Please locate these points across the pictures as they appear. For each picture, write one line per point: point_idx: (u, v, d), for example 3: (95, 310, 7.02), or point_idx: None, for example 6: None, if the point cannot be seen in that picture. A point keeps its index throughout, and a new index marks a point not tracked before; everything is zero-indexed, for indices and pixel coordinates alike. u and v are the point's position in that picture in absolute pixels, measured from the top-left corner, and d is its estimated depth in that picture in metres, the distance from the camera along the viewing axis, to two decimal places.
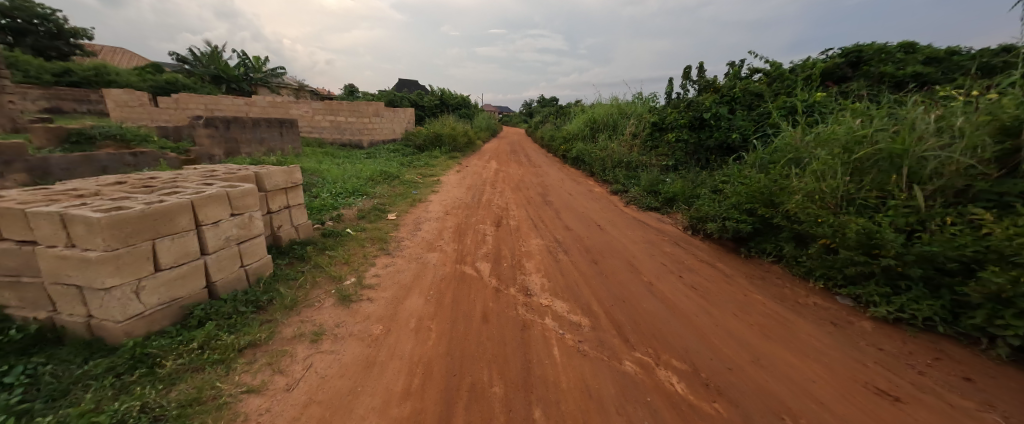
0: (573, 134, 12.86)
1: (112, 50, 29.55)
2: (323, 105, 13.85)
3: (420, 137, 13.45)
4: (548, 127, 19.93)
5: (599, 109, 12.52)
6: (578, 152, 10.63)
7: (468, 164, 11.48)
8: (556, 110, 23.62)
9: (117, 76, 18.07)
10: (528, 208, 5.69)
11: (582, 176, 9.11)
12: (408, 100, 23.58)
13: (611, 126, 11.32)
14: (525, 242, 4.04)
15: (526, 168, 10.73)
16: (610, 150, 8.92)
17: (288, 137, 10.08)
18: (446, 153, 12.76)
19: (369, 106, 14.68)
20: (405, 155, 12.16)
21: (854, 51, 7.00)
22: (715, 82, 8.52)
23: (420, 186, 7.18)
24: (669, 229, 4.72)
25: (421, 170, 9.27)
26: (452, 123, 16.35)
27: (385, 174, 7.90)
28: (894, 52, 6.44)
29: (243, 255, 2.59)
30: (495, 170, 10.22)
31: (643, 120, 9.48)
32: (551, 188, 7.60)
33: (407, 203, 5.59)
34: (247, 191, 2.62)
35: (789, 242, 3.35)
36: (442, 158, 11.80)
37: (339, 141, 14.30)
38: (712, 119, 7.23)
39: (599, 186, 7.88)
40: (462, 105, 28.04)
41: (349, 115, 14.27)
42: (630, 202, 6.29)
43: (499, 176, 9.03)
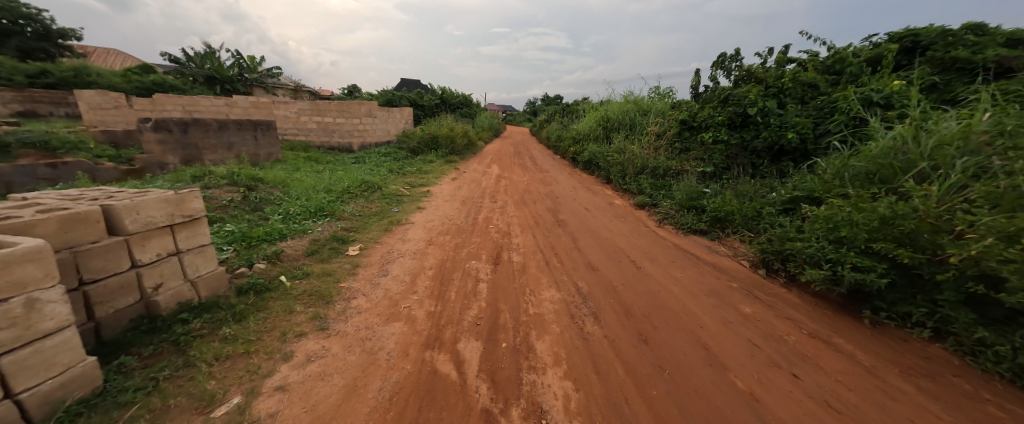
0: (584, 134, 11.55)
1: (108, 52, 29.03)
2: (309, 105, 12.70)
3: (414, 139, 12.25)
4: (554, 126, 18.61)
5: (614, 106, 11.18)
6: (591, 155, 9.35)
7: (467, 170, 10.24)
8: (562, 109, 22.28)
9: (99, 78, 17.17)
10: (536, 231, 4.45)
11: (597, 184, 7.83)
12: (406, 99, 22.44)
13: (628, 126, 10.01)
14: (535, 294, 2.81)
15: (532, 174, 9.46)
16: (632, 153, 7.64)
17: (262, 141, 8.92)
18: (443, 157, 11.55)
19: (361, 105, 13.50)
20: (398, 160, 10.96)
21: (907, 36, 5.65)
22: (756, 71, 7.20)
23: (404, 200, 5.97)
24: (730, 266, 3.46)
25: (410, 179, 8.04)
26: (451, 123, 15.14)
27: (366, 186, 6.71)
28: (963, 35, 5.11)
29: (8, 378, 1.38)
30: (498, 177, 8.97)
31: (669, 117, 8.17)
32: (563, 200, 6.35)
33: (381, 228, 4.36)
34: (17, 257, 1.40)
35: (967, 313, 2.07)
36: (438, 163, 10.59)
37: (328, 144, 13.16)
38: (759, 115, 5.96)
39: (620, 196, 6.62)
40: (463, 104, 26.80)
41: (339, 115, 13.12)
42: (663, 220, 5.02)
43: (502, 185, 7.77)
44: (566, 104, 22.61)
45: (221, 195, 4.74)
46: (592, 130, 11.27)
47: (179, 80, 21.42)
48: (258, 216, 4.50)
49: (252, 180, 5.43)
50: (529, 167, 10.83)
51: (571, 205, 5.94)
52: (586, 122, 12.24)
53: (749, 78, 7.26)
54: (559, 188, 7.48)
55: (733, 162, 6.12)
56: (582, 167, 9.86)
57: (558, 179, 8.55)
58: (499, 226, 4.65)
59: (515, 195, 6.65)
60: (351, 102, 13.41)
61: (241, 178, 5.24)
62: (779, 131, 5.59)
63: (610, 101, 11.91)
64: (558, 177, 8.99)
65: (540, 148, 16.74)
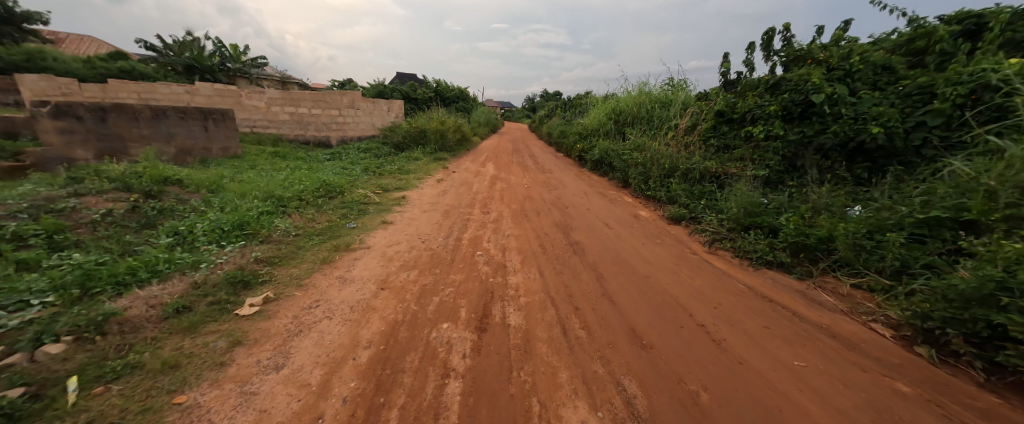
0: (592, 129, 10.15)
1: (83, 39, 27.47)
2: (281, 93, 11.25)
3: (399, 133, 10.83)
4: (556, 122, 17.18)
5: (627, 98, 9.78)
6: (602, 153, 7.99)
7: (458, 169, 8.84)
8: (563, 104, 20.83)
9: (57, 63, 15.67)
10: (543, 262, 3.11)
11: (612, 188, 6.50)
12: (397, 92, 21.08)
13: (646, 121, 8.63)
14: (551, 419, 1.48)
15: (534, 175, 8.07)
16: (656, 150, 6.29)
17: (214, 134, 7.64)
18: (430, 154, 10.15)
19: (340, 95, 12.07)
20: (378, 157, 9.55)
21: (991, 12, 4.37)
22: (811, 50, 5.81)
23: (370, 210, 4.61)
24: (859, 335, 2.13)
25: (386, 180, 6.65)
26: (443, 116, 13.78)
27: (325, 189, 5.36)
28: None
29: None
30: (495, 178, 7.60)
31: (698, 108, 6.81)
32: (573, 211, 5.02)
33: (316, 258, 2.99)
34: None
35: None
36: (424, 161, 9.20)
37: (303, 138, 11.72)
38: (826, 103, 4.63)
39: (643, 205, 5.31)
40: (459, 98, 25.33)
41: (315, 107, 11.68)
42: (713, 242, 3.72)
43: (500, 188, 6.44)
44: (567, 98, 21.30)
45: (98, 205, 3.36)
46: (601, 124, 9.88)
47: (150, 67, 19.81)
48: (144, 236, 3.14)
49: (161, 184, 4.06)
50: (529, 166, 9.46)
51: (585, 219, 4.59)
52: (594, 115, 10.84)
53: (800, 60, 5.88)
54: (568, 194, 6.14)
55: (792, 163, 4.79)
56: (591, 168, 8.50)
57: (565, 182, 7.21)
58: (491, 254, 3.30)
59: (512, 204, 5.30)
60: (329, 91, 11.98)
61: (141, 181, 3.88)
62: (858, 123, 4.26)
63: (621, 92, 10.52)
64: (565, 179, 7.62)
65: (540, 146, 15.35)
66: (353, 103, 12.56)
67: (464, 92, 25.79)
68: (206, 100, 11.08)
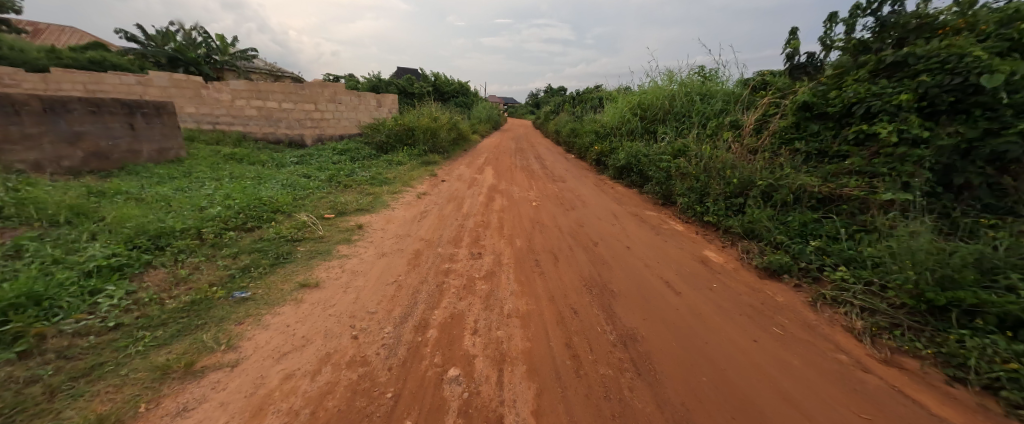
0: (612, 127, 8.44)
1: (64, 30, 26.05)
2: (246, 84, 9.70)
3: (382, 132, 9.22)
4: (564, 119, 15.46)
5: (655, 90, 8.05)
6: (630, 158, 6.34)
7: (450, 176, 7.23)
8: (572, 98, 19.09)
9: (15, 52, 14.19)
10: (582, 416, 1.47)
11: (650, 209, 4.85)
12: (393, 85, 19.53)
13: (684, 118, 6.90)
14: None
15: (543, 185, 6.44)
16: (711, 158, 4.63)
17: (143, 133, 6.45)
18: (417, 156, 8.54)
19: (317, 87, 10.46)
20: (354, 160, 7.97)
21: None
22: (939, 14, 4.01)
23: (297, 253, 3.01)
24: None
25: (349, 196, 5.03)
26: (437, 112, 12.14)
27: (248, 213, 3.77)
28: None
29: None
30: (495, 190, 5.98)
31: (765, 100, 5.10)
32: (606, 250, 3.35)
33: (79, 416, 1.35)
34: None
35: None
36: (407, 166, 7.59)
37: (274, 136, 10.15)
38: (1008, 87, 2.88)
39: (704, 242, 3.68)
40: (458, 93, 23.64)
41: (286, 100, 10.08)
42: (876, 338, 2.05)
43: (501, 208, 4.82)
44: (576, 92, 19.64)
45: None
46: (623, 121, 8.16)
47: (126, 58, 18.39)
48: None
49: None
50: (538, 172, 7.81)
51: (630, 269, 2.94)
52: (613, 110, 9.13)
53: (920, 30, 4.08)
54: (592, 216, 4.49)
55: (945, 182, 3.08)
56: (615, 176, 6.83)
57: (585, 197, 5.55)
58: (471, 384, 1.66)
59: (516, 236, 3.67)
60: (304, 83, 10.37)
61: None
62: None
63: (646, 83, 8.80)
64: (585, 192, 5.96)
65: (547, 146, 13.67)
66: (333, 96, 10.95)
67: (466, 86, 24.20)
68: (161, 93, 9.58)
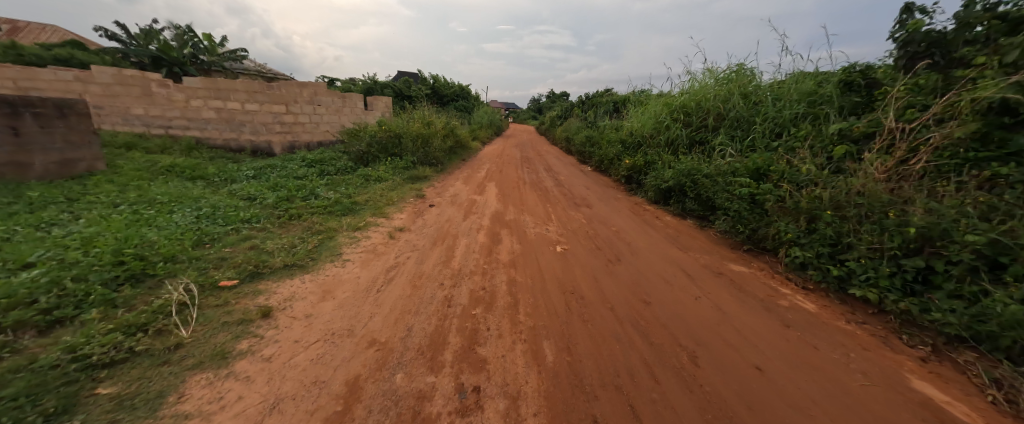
0: (643, 135, 6.84)
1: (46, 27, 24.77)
2: (203, 81, 8.18)
3: (361, 140, 7.66)
4: (575, 124, 13.93)
5: (697, 89, 6.48)
6: (680, 179, 4.75)
7: (443, 197, 5.69)
8: (580, 103, 17.60)
9: None
10: None
11: (735, 263, 3.23)
12: (387, 87, 18.08)
13: (748, 126, 5.30)
14: None
15: (564, 213, 4.85)
16: (834, 188, 3.03)
17: (33, 139, 4.94)
18: (403, 170, 6.97)
19: (290, 86, 8.93)
20: (323, 176, 6.43)
21: None
22: None
23: (83, 410, 1.40)
24: None
25: (288, 236, 3.45)
26: (431, 116, 10.61)
27: (72, 283, 2.17)
28: None
29: None
30: (502, 221, 4.39)
31: (896, 100, 3.49)
32: (721, 378, 1.73)
33: None
34: None
35: None
36: (389, 183, 6.05)
37: (236, 143, 8.58)
38: None
39: (880, 345, 2.05)
40: (458, 97, 22.21)
41: (250, 101, 8.48)
42: None
43: (512, 258, 3.22)
44: (584, 96, 18.17)
45: None
46: (657, 128, 6.56)
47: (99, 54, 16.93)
48: None
49: None
50: (556, 192, 6.24)
51: None
52: (641, 115, 7.56)
53: None
54: (653, 277, 2.88)
55: None
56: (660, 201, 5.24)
57: (627, 237, 3.94)
58: None
59: (545, 336, 2.06)
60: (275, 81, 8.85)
61: None
62: None
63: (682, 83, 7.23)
64: (625, 226, 4.37)
65: (557, 155, 12.12)
66: (310, 97, 9.39)
67: (466, 90, 22.79)
68: (102, 91, 8.05)
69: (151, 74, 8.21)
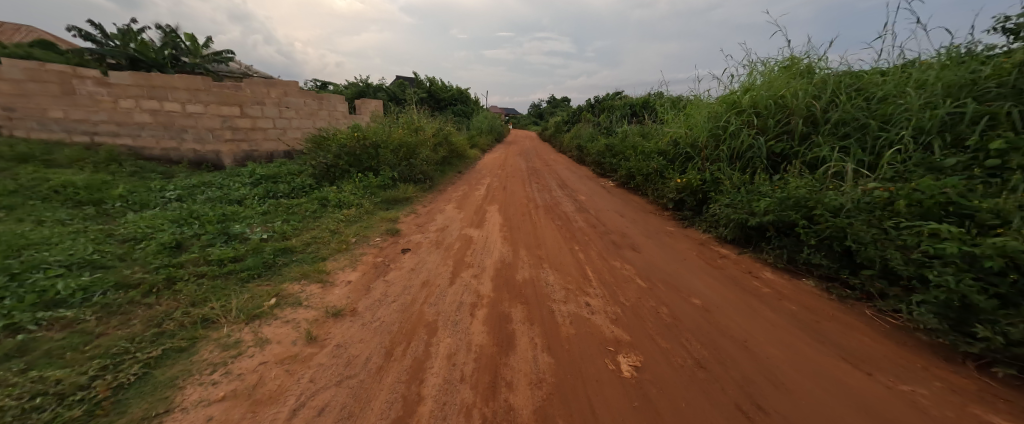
0: (693, 145, 5.21)
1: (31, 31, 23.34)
2: (134, 76, 6.56)
3: (327, 149, 6.05)
4: (586, 130, 12.38)
5: (766, 82, 4.85)
6: (785, 214, 3.11)
7: (426, 232, 4.06)
8: (589, 106, 16.05)
9: None
10: None
11: (1000, 414, 1.56)
12: (377, 90, 16.57)
13: (865, 134, 3.68)
14: None
15: (606, 265, 3.21)
16: None
17: None
18: (378, 191, 5.36)
19: (253, 85, 7.38)
20: (267, 199, 4.80)
21: None
22: None
23: None
24: None
25: (100, 345, 1.79)
26: (421, 120, 9.03)
27: None
28: None
29: None
30: (514, 287, 2.73)
31: None
32: None
33: None
34: None
35: None
36: (353, 210, 4.42)
37: (177, 154, 6.92)
38: None
39: None
40: (456, 100, 20.64)
41: (193, 101, 6.78)
42: None
43: (541, 408, 1.54)
44: (593, 100, 16.64)
45: None
46: (716, 136, 4.93)
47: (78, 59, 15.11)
48: None
49: None
50: (581, 223, 4.60)
51: None
52: (683, 119, 5.95)
53: None
54: None
55: None
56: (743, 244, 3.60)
57: (728, 325, 2.26)
58: None
59: None
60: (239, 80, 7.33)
61: None
62: None
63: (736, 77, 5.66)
64: (709, 294, 2.68)
65: (568, 166, 10.50)
66: (276, 98, 7.82)
67: (464, 93, 21.31)
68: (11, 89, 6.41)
69: (83, 69, 6.47)
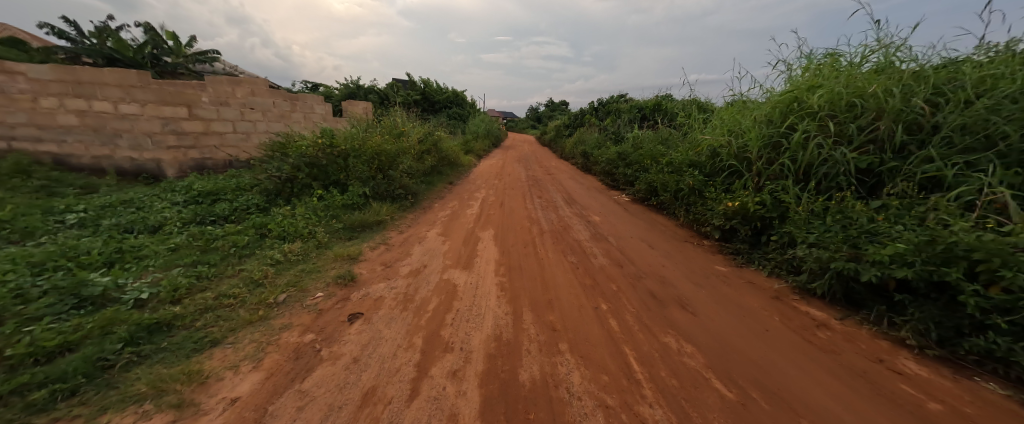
0: (739, 156, 4.15)
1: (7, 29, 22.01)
2: (55, 70, 5.37)
3: (285, 159, 4.92)
4: (591, 136, 11.34)
5: (836, 76, 3.78)
6: (931, 270, 2.03)
7: (393, 278, 2.95)
8: (592, 110, 15.02)
9: None
10: None
11: None
12: (366, 91, 15.46)
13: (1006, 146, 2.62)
14: None
15: (654, 345, 2.11)
16: None
17: None
18: (342, 214, 4.25)
19: (216, 83, 6.35)
20: (193, 227, 3.67)
21: None
22: None
23: None
24: None
25: None
26: (407, 124, 7.94)
27: None
28: None
29: None
30: (516, 408, 1.60)
31: None
32: None
33: None
34: None
35: None
36: (298, 244, 3.30)
37: (109, 163, 5.76)
38: None
39: None
40: (451, 103, 19.57)
41: (126, 100, 5.65)
42: None
43: None
44: (596, 103, 15.63)
45: None
46: (773, 145, 3.86)
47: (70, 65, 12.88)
48: None
49: None
50: (602, 259, 3.48)
51: None
52: (719, 124, 4.90)
53: None
54: None
55: None
56: (844, 304, 2.51)
57: None
58: None
59: None
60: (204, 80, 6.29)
61: None
62: None
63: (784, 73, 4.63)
64: (847, 418, 1.58)
65: (572, 175, 9.43)
66: (241, 98, 6.76)
67: (460, 96, 20.26)
68: None
69: (9, 63, 5.24)
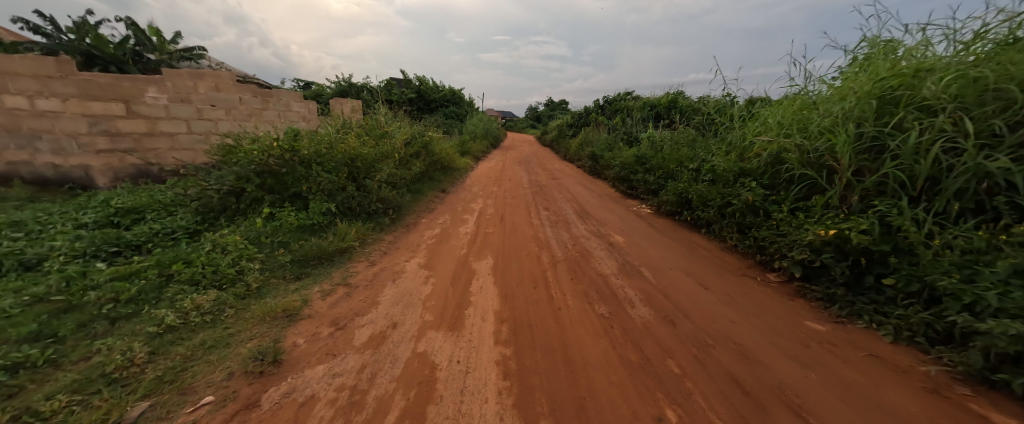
0: (815, 164, 3.19)
1: None
2: None
3: (231, 168, 3.91)
4: (598, 136, 10.36)
5: (953, 55, 2.80)
6: None
7: (341, 355, 1.95)
8: (597, 108, 14.05)
9: None
10: None
11: None
12: (356, 88, 14.42)
13: None
14: None
15: None
16: None
17: None
18: (296, 242, 3.25)
19: (173, 76, 5.40)
20: (79, 265, 2.66)
21: None
22: None
23: None
24: None
25: None
26: (394, 123, 6.95)
27: None
28: None
29: None
30: None
31: None
32: None
33: None
34: None
35: None
36: (211, 295, 2.30)
37: (25, 170, 4.70)
38: None
39: None
40: (448, 101, 18.52)
41: (45, 94, 4.61)
42: None
43: None
44: (601, 101, 14.66)
45: None
46: (869, 151, 2.90)
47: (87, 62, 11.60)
48: None
49: None
50: (644, 311, 2.51)
51: None
52: (774, 123, 3.93)
53: None
54: None
55: None
56: None
57: None
58: None
59: None
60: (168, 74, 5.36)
61: None
62: None
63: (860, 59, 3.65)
64: None
65: (580, 179, 8.45)
66: (202, 94, 5.78)
67: (457, 94, 19.28)
68: None
69: None
